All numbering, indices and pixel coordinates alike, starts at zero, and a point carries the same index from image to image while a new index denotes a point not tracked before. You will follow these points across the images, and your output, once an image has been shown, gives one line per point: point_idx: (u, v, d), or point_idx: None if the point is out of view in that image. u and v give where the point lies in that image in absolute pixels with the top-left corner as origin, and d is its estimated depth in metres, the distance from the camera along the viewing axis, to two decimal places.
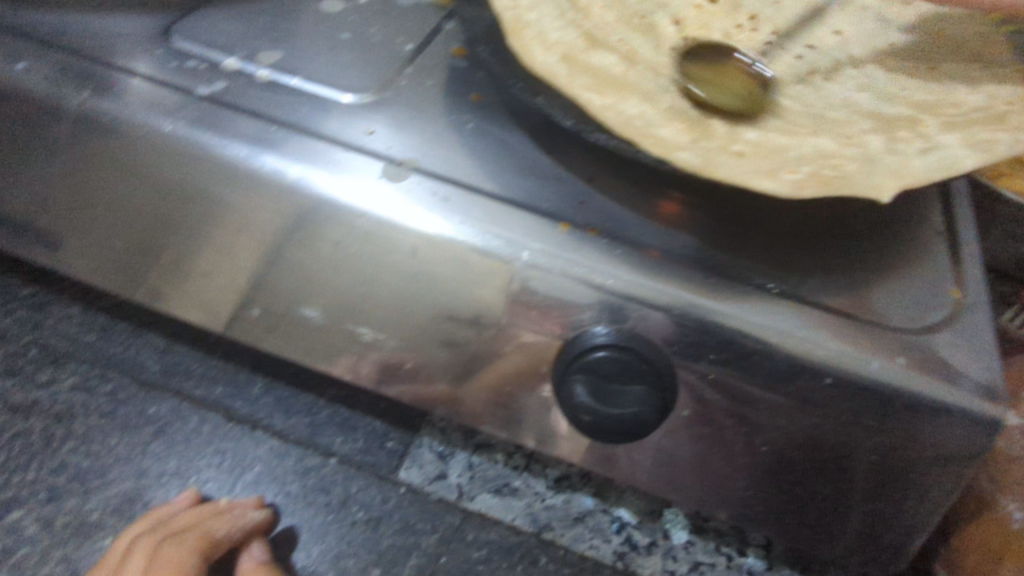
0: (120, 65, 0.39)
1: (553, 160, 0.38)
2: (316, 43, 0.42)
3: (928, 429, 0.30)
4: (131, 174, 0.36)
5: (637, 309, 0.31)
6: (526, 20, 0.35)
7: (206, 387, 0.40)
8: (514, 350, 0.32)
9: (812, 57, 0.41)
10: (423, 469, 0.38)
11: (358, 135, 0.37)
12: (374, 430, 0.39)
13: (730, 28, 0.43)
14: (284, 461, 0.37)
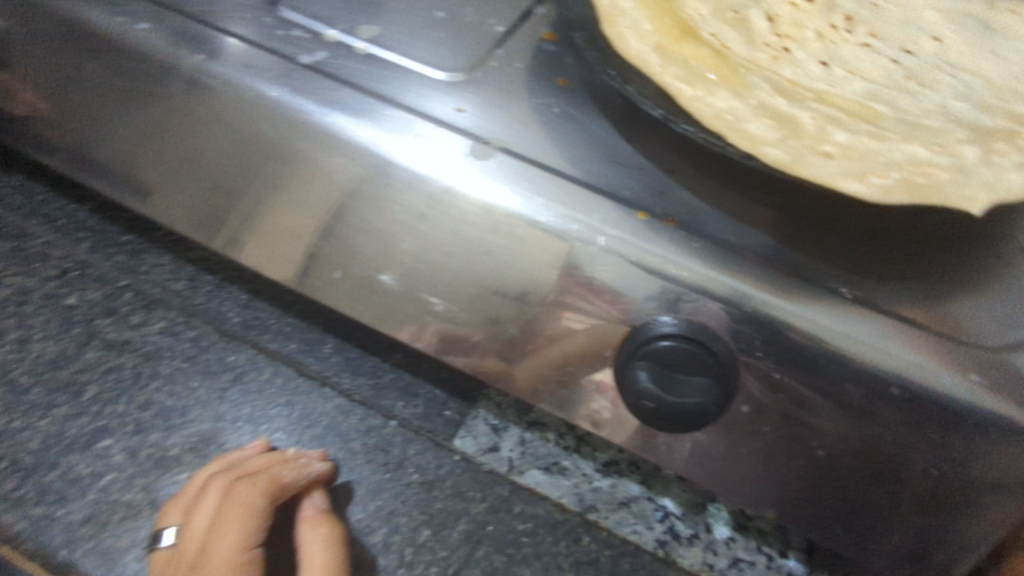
0: (230, 31, 0.40)
1: (635, 149, 0.38)
2: (412, 19, 0.42)
3: (994, 450, 0.29)
4: (232, 131, 0.37)
5: (708, 303, 0.31)
6: (622, 9, 0.36)
7: (281, 342, 0.41)
8: (582, 332, 0.32)
9: (909, 62, 0.39)
10: (477, 439, 0.39)
11: (448, 112, 0.38)
12: (434, 398, 0.40)
13: (824, 27, 0.41)
14: (349, 419, 0.39)
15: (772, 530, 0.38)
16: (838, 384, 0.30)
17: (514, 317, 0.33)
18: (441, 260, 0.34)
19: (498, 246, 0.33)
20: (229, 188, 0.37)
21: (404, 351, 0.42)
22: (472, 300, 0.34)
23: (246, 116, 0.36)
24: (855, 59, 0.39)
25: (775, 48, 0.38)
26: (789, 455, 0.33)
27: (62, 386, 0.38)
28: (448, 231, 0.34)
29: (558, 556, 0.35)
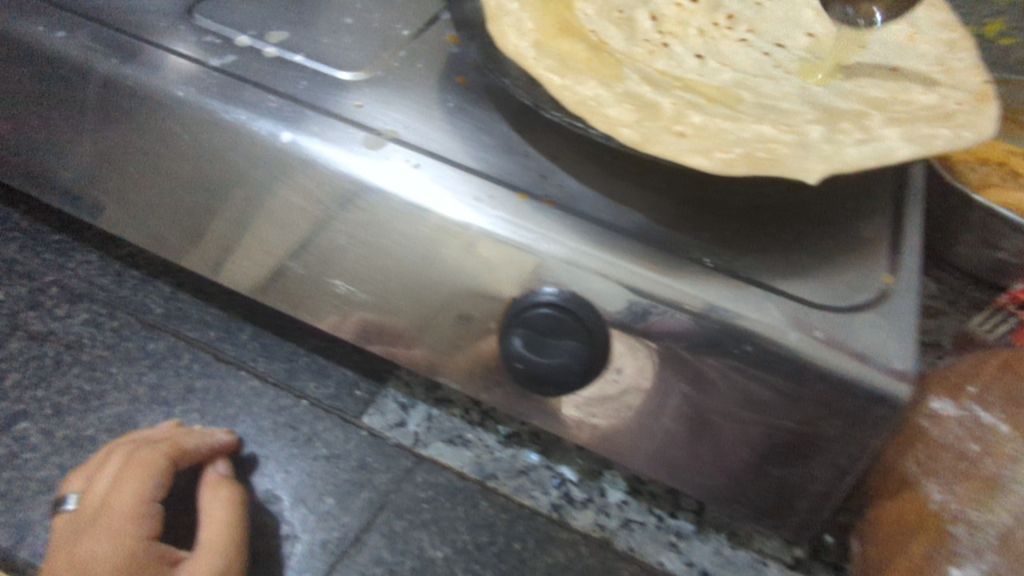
0: (148, 38, 0.43)
1: (525, 138, 0.41)
2: (323, 27, 0.46)
3: (837, 399, 0.31)
4: (148, 132, 0.40)
5: (575, 274, 0.34)
6: (507, 9, 0.39)
7: (200, 330, 0.44)
8: (465, 304, 0.35)
9: (778, 55, 0.44)
10: (385, 416, 0.41)
11: (348, 107, 0.40)
12: (346, 378, 0.43)
13: (706, 25, 0.47)
14: (261, 399, 0.41)
15: (665, 495, 0.40)
16: (742, 363, 0.32)
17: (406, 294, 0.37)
18: (340, 248, 0.37)
19: (391, 232, 0.36)
20: (163, 197, 0.41)
21: (318, 336, 0.45)
22: (368, 285, 0.37)
23: (165, 124, 0.40)
24: (732, 51, 0.44)
25: (655, 43, 0.44)
26: (700, 435, 0.34)
27: None
28: (342, 219, 0.37)
29: (455, 519, 0.38)
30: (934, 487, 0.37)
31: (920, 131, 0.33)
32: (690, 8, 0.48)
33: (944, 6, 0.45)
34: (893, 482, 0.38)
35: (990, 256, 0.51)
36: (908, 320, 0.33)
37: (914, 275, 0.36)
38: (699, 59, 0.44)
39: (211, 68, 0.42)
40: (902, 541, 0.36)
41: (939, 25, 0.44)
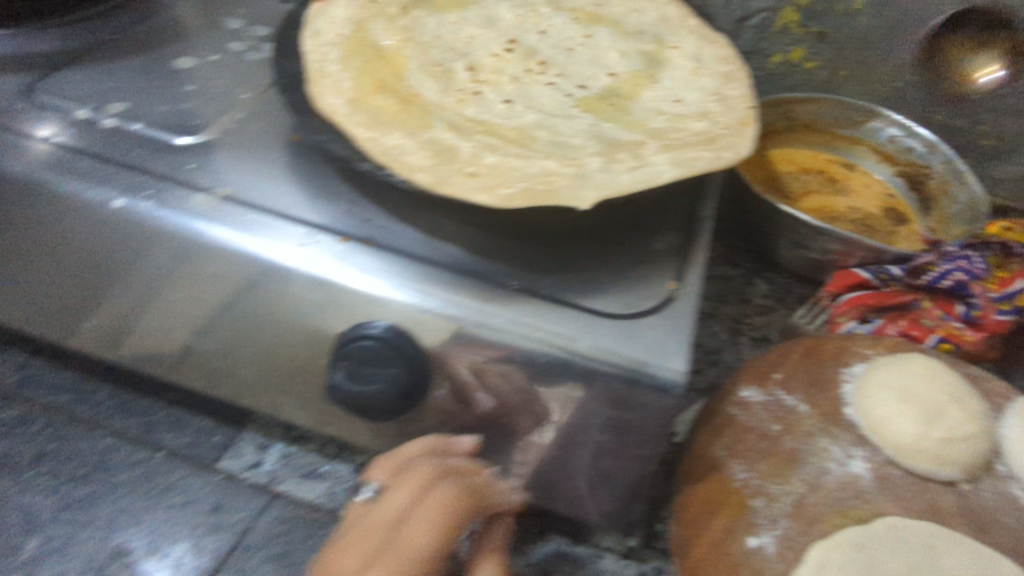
0: (0, 123, 0.51)
1: (352, 186, 0.49)
2: (168, 94, 0.57)
3: (648, 394, 0.41)
4: (9, 213, 0.48)
5: (398, 306, 0.42)
6: (326, 73, 0.52)
7: (99, 412, 0.73)
8: (295, 341, 0.43)
9: (579, 95, 0.63)
10: (238, 460, 0.69)
11: (187, 173, 0.48)
12: (202, 428, 0.71)
13: (520, 72, 0.66)
14: (133, 465, 0.69)
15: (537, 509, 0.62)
16: (582, 381, 0.41)
17: (246, 338, 0.44)
18: (193, 312, 0.44)
19: (225, 286, 0.43)
20: (48, 288, 0.50)
21: (169, 400, 0.73)
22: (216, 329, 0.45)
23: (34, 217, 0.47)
24: (540, 94, 0.63)
25: (467, 93, 0.62)
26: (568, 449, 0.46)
27: None
28: (184, 274, 0.44)
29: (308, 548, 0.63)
30: (738, 468, 0.58)
31: (690, 154, 0.47)
32: (507, 57, 0.67)
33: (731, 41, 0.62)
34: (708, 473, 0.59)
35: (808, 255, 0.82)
36: (687, 322, 0.44)
37: (693, 283, 0.47)
38: (506, 104, 0.61)
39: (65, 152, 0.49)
40: (708, 514, 0.57)
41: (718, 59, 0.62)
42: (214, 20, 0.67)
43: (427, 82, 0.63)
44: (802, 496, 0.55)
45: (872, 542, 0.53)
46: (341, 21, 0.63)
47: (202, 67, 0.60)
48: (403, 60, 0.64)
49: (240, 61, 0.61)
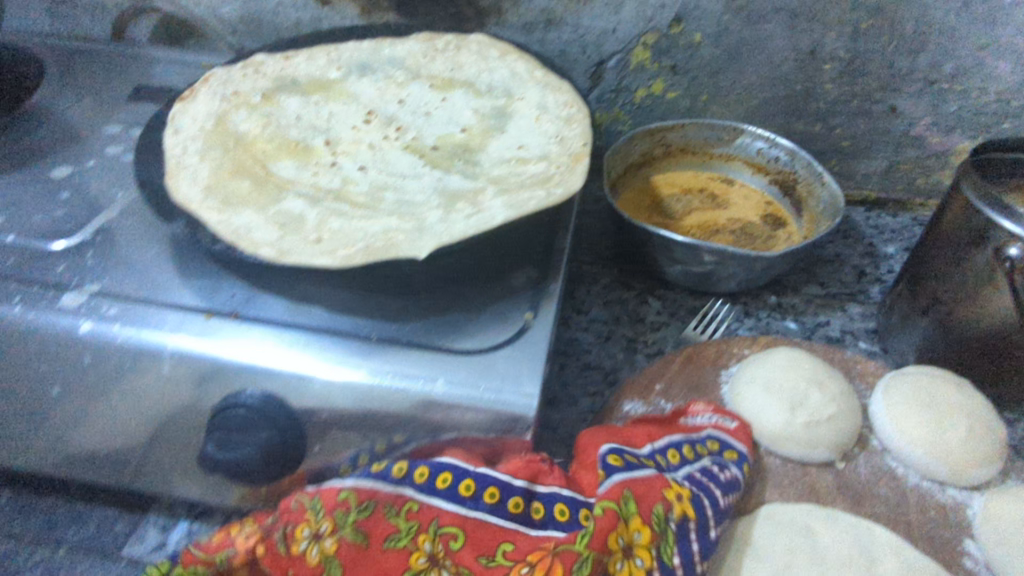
0: (46, 272, 0.51)
1: (421, 299, 0.51)
2: (40, 202, 0.56)
3: (846, 472, 0.54)
4: (97, 400, 0.47)
5: (523, 403, 0.44)
6: (184, 164, 0.53)
7: None
8: (500, 444, 0.46)
9: (440, 144, 0.60)
10: (145, 543, 0.51)
11: (174, 294, 0.50)
12: (69, 513, 0.52)
13: (377, 139, 0.61)
14: (76, 547, 0.50)
15: None
16: (785, 483, 0.53)
17: (498, 438, 0.45)
18: (436, 422, 0.45)
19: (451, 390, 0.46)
20: (99, 417, 0.47)
21: (76, 485, 0.53)
22: (443, 431, 0.45)
23: (243, 353, 0.46)
24: (393, 157, 0.58)
25: (323, 165, 0.56)
26: (796, 484, 0.53)
27: None
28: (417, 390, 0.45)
29: None
30: (976, 472, 0.53)
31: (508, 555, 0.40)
32: (366, 129, 0.62)
33: (571, 86, 0.65)
34: (934, 505, 0.53)
35: (874, 370, 0.61)
36: (857, 403, 0.57)
37: (843, 353, 0.63)
38: (361, 172, 0.56)
39: (266, 236, 0.47)
40: (966, 538, 0.51)
41: (567, 103, 0.63)
42: (351, 104, 0.65)
43: (571, 130, 0.59)
44: (895, 507, 0.52)
45: (940, 403, 0.55)
46: (492, 113, 0.64)
47: (82, 171, 0.60)
48: (253, 129, 0.59)
49: (110, 158, 0.62)
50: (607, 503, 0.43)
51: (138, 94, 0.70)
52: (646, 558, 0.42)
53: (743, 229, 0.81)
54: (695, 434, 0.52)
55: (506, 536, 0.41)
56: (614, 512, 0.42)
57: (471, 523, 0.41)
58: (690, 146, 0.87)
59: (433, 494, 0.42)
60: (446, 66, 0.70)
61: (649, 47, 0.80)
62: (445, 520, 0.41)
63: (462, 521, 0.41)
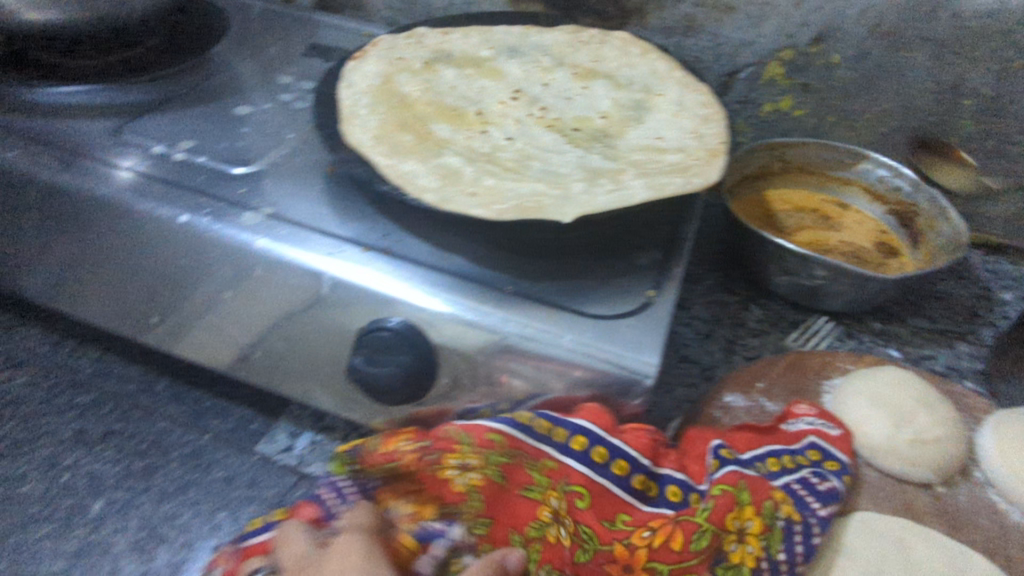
0: (228, 191, 0.59)
1: (551, 262, 0.55)
2: (227, 135, 0.65)
3: (947, 499, 0.54)
4: (257, 304, 0.53)
5: (642, 369, 0.47)
6: (357, 114, 0.59)
7: (122, 384, 0.60)
8: (613, 407, 0.48)
9: (581, 126, 0.64)
10: (275, 444, 0.57)
11: (332, 225, 0.57)
12: (214, 406, 0.59)
13: (523, 115, 0.65)
14: (217, 437, 0.57)
15: None
16: (882, 501, 0.53)
17: (611, 401, 0.48)
18: (556, 374, 0.48)
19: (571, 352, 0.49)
20: (257, 320, 0.54)
21: (222, 384, 0.60)
22: (563, 384, 0.48)
23: (394, 284, 0.52)
24: (537, 131, 0.63)
25: (475, 132, 0.61)
26: (894, 501, 0.53)
27: (148, 466, 0.54)
28: (547, 340, 0.48)
29: None
30: None
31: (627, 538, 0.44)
32: (512, 104, 0.67)
33: (709, 88, 0.67)
34: None
35: (984, 406, 0.61)
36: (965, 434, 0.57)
37: (954, 386, 0.62)
38: (509, 141, 0.60)
39: (429, 183, 0.52)
40: None
41: (704, 103, 0.65)
42: (499, 81, 0.70)
43: (709, 128, 0.62)
44: (993, 541, 0.52)
45: None
46: (631, 105, 0.68)
47: (261, 113, 0.68)
48: (415, 94, 0.65)
49: (286, 107, 0.70)
50: (723, 486, 0.45)
51: (311, 53, 0.79)
52: (757, 545, 0.45)
53: (855, 253, 0.80)
54: (795, 444, 0.52)
55: (625, 508, 0.46)
56: (731, 495, 0.45)
57: (596, 487, 0.46)
58: (808, 166, 0.87)
59: (567, 454, 0.45)
60: (589, 57, 0.75)
61: (784, 63, 0.81)
62: (573, 481, 0.46)
63: (589, 483, 0.46)
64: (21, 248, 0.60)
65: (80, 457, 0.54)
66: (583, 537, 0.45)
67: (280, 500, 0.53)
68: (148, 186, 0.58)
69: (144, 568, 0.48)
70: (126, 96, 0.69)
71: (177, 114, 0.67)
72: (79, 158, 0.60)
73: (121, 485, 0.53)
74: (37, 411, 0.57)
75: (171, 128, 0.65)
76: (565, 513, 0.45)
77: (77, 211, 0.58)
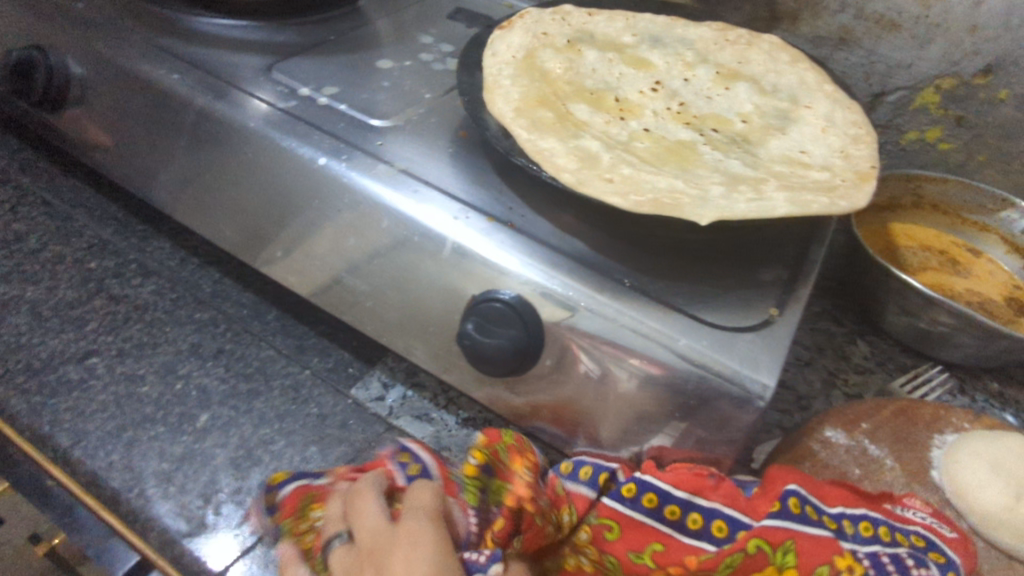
0: (364, 143, 0.60)
1: (671, 262, 0.54)
2: (367, 87, 0.67)
3: None
4: (377, 252, 0.55)
5: (755, 385, 0.45)
6: (499, 83, 0.59)
7: (237, 309, 0.63)
8: (717, 421, 0.46)
9: (719, 128, 0.63)
10: (368, 391, 0.58)
11: (459, 189, 0.57)
12: (316, 345, 0.61)
13: (660, 108, 0.64)
14: (314, 374, 0.59)
15: None
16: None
17: (717, 413, 0.46)
18: (664, 373, 0.46)
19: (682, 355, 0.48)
20: (372, 268, 0.55)
21: (326, 325, 0.63)
22: (669, 387, 0.46)
23: (512, 256, 0.51)
24: (675, 127, 0.61)
25: (612, 119, 0.61)
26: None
27: (250, 389, 0.57)
28: (661, 339, 0.47)
29: None
30: None
31: None
32: (650, 96, 0.66)
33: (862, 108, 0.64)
34: None
35: None
36: None
37: None
38: (646, 134, 0.59)
39: (568, 164, 0.51)
40: None
41: (853, 122, 0.62)
42: (639, 70, 0.69)
43: (858, 148, 0.59)
44: None
45: None
46: (773, 115, 0.65)
47: (401, 70, 0.70)
48: (557, 74, 0.65)
49: (426, 67, 0.71)
50: (758, 543, 0.43)
51: (454, 16, 0.79)
52: None
53: (981, 303, 0.73)
54: (898, 522, 0.48)
55: (658, 539, 0.45)
56: (768, 556, 0.43)
57: (625, 520, 0.45)
58: (941, 202, 0.80)
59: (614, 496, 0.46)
60: (736, 57, 0.72)
61: (942, 91, 0.76)
62: (602, 514, 0.46)
63: (618, 517, 0.45)
64: (165, 165, 0.64)
65: (193, 369, 0.58)
66: (601, 568, 0.45)
67: (366, 446, 0.54)
68: (293, 126, 0.61)
69: (239, 483, 0.51)
70: (278, 38, 0.72)
71: (322, 61, 0.70)
72: (236, 90, 0.64)
73: (226, 403, 0.56)
74: (161, 320, 0.61)
75: (317, 74, 0.68)
76: (587, 542, 0.45)
77: (227, 141, 0.61)
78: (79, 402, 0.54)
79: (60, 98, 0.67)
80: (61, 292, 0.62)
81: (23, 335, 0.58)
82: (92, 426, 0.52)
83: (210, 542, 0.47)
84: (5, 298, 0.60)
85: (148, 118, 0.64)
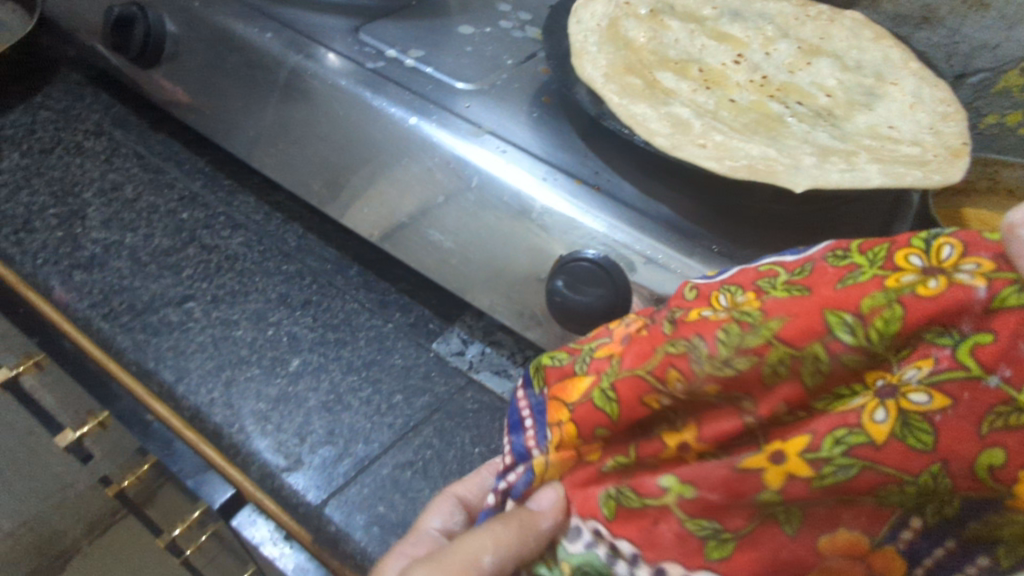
0: (451, 104, 0.62)
1: (755, 229, 0.54)
2: (450, 52, 0.68)
3: None
4: (465, 209, 0.56)
5: None
6: (587, 50, 0.60)
7: (320, 262, 0.65)
8: None
9: (803, 101, 0.63)
10: (448, 345, 0.60)
11: (545, 151, 0.59)
12: (396, 299, 0.63)
13: (744, 79, 0.64)
14: (396, 327, 0.61)
15: None
16: None
17: None
18: None
19: None
20: (459, 225, 0.56)
21: (406, 282, 0.64)
22: None
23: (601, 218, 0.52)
24: (759, 98, 0.61)
25: (697, 88, 0.61)
26: None
27: (337, 338, 0.59)
28: None
29: None
30: None
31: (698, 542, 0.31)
32: (734, 67, 0.66)
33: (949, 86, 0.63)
34: None
35: None
36: None
37: None
38: (731, 104, 0.60)
39: (660, 129, 0.52)
40: None
41: (941, 99, 0.61)
42: (721, 43, 0.68)
43: (947, 125, 0.58)
44: None
45: None
46: (857, 91, 0.65)
47: (481, 36, 0.71)
48: (640, 44, 0.65)
49: (507, 34, 0.71)
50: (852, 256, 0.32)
51: None
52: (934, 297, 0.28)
53: None
54: None
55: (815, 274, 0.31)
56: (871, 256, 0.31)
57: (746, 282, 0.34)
58: None
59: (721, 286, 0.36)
60: (816, 33, 0.71)
61: None
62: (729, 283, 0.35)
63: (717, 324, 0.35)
64: (254, 121, 0.66)
65: (283, 318, 0.60)
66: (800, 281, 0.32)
67: (449, 397, 0.56)
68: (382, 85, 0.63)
69: (331, 425, 0.53)
70: None
71: (405, 25, 0.71)
72: (323, 50, 0.65)
73: (316, 349, 0.58)
74: (250, 270, 0.64)
75: (402, 37, 0.69)
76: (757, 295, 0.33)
77: (318, 98, 0.62)
78: (180, 342, 0.57)
79: (157, 53, 0.70)
80: (157, 240, 0.64)
81: (125, 278, 0.61)
82: (193, 364, 0.55)
83: (306, 478, 0.50)
84: (106, 243, 0.63)
85: (240, 75, 0.66)
